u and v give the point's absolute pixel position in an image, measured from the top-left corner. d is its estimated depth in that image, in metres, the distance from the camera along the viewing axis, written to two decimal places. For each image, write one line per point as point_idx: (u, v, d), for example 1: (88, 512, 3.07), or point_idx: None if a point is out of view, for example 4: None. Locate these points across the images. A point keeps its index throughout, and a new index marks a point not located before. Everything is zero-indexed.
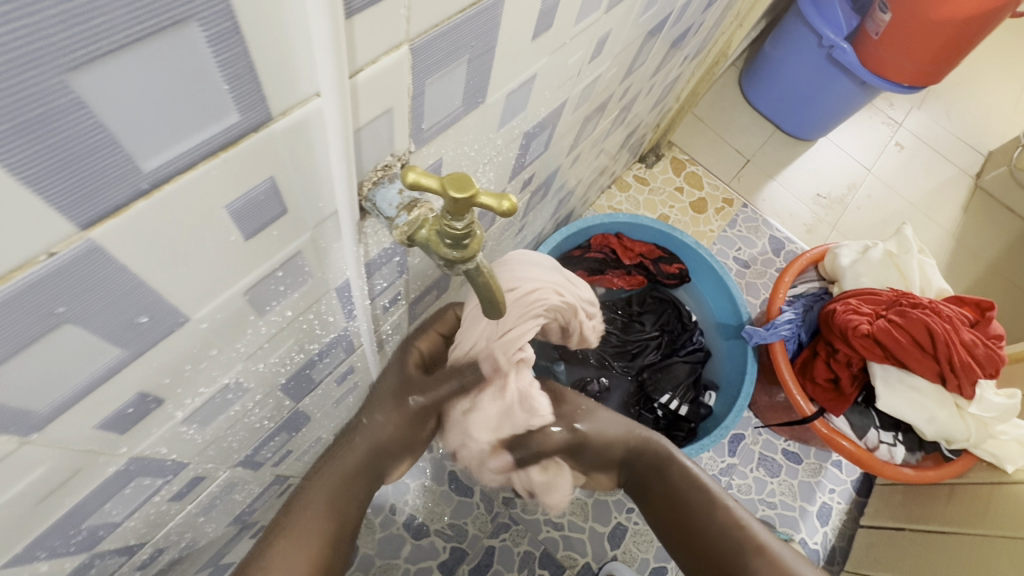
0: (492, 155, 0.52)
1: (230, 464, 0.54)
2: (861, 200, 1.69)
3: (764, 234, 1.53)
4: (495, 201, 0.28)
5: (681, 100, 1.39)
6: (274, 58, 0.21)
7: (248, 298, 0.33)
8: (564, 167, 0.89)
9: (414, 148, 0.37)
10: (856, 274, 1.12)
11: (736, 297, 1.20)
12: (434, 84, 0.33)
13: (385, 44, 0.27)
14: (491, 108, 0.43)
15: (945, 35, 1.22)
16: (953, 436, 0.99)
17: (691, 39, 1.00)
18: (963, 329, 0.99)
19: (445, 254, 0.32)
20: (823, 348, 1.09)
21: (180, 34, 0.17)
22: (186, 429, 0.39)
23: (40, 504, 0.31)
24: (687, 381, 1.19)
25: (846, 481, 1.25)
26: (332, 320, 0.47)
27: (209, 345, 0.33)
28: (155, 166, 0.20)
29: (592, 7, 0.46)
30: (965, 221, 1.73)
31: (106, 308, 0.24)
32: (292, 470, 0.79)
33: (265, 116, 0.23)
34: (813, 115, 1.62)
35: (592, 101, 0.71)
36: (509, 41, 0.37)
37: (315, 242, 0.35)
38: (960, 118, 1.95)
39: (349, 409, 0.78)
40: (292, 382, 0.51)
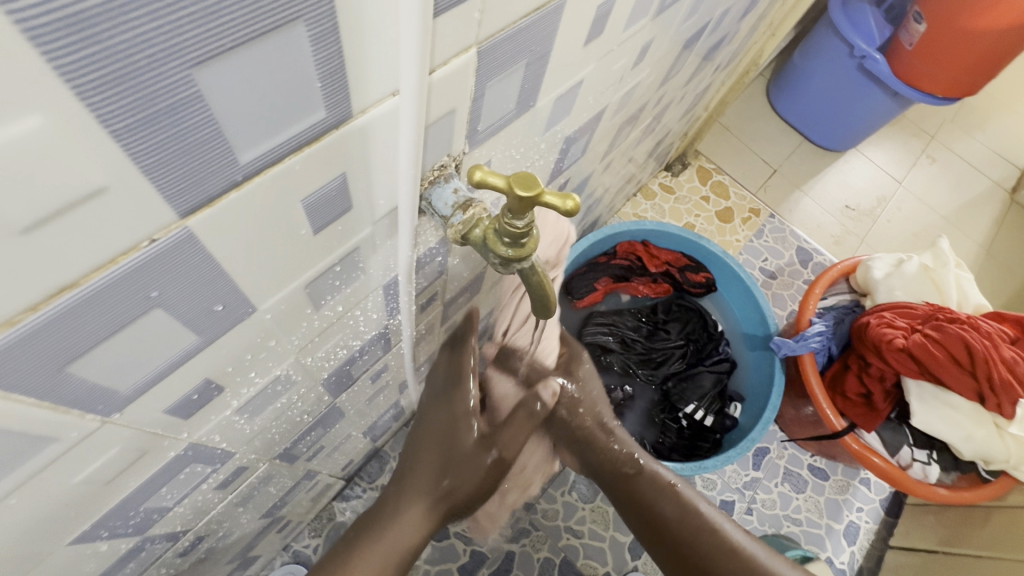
0: (534, 159, 0.53)
1: (270, 456, 0.55)
2: (891, 212, 1.67)
3: (791, 245, 1.51)
4: (559, 200, 0.28)
5: (710, 109, 1.39)
6: (360, 60, 0.22)
7: (308, 292, 0.34)
8: (595, 173, 0.89)
9: (468, 149, 0.37)
10: (890, 287, 1.10)
11: (763, 307, 1.19)
12: (492, 88, 0.34)
13: (457, 47, 0.27)
14: (539, 112, 0.44)
15: (982, 45, 1.21)
16: (991, 456, 0.95)
17: (724, 49, 1.00)
18: (1003, 346, 0.96)
19: (501, 253, 0.32)
20: (855, 361, 1.07)
21: (288, 33, 0.18)
22: (239, 418, 0.40)
23: (108, 484, 0.32)
24: (713, 392, 1.18)
25: (875, 499, 1.22)
26: (375, 316, 0.48)
27: (269, 336, 0.34)
28: (251, 159, 0.21)
29: (639, 14, 0.47)
30: (1000, 237, 1.69)
31: (190, 296, 0.25)
32: (321, 466, 0.80)
33: (346, 114, 0.24)
34: (843, 126, 1.60)
35: (628, 108, 0.71)
36: (563, 45, 0.38)
37: (371, 239, 0.35)
38: (994, 131, 1.91)
39: (378, 407, 0.79)
40: (333, 377, 0.52)
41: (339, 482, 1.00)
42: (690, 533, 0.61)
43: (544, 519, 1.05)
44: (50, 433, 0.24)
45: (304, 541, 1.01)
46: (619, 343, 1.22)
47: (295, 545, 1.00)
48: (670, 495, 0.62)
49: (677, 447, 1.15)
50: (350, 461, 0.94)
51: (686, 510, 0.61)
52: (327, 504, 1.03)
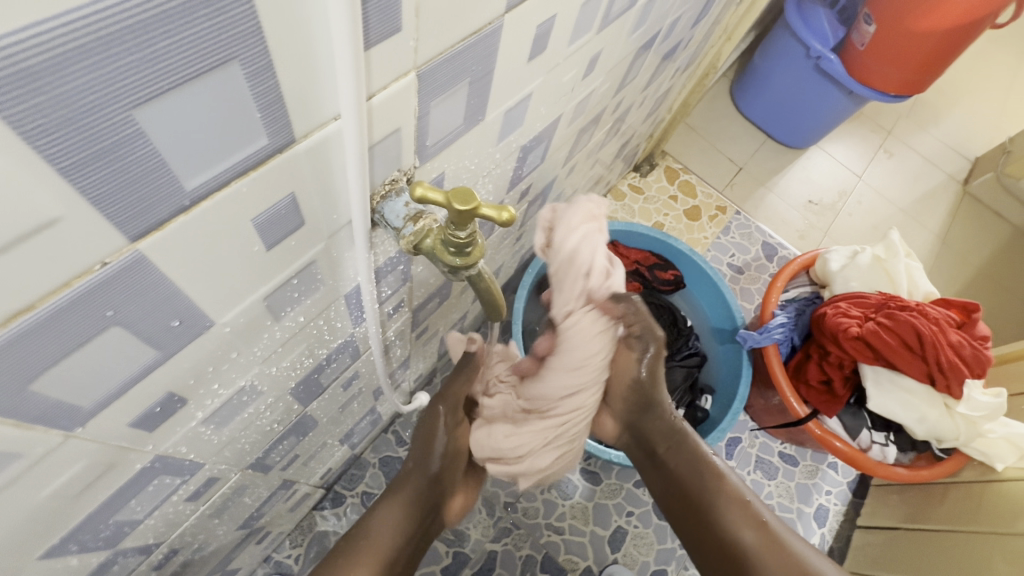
0: (491, 168, 0.55)
1: (242, 466, 0.56)
2: (852, 206, 1.73)
3: (757, 240, 1.57)
4: (496, 212, 0.30)
5: (674, 110, 1.43)
6: (299, 89, 0.24)
7: (267, 304, 0.35)
8: (560, 177, 0.92)
9: (419, 163, 0.39)
10: (846, 278, 1.15)
11: (730, 302, 1.23)
12: (437, 106, 0.36)
13: (395, 72, 0.29)
14: (489, 125, 0.46)
15: (927, 46, 1.27)
16: (943, 435, 1.01)
17: (681, 53, 1.03)
18: (949, 330, 1.01)
19: (449, 262, 0.35)
20: (815, 350, 1.11)
21: (224, 71, 0.20)
22: (205, 429, 0.41)
23: (75, 498, 0.33)
24: (684, 385, 1.22)
25: (842, 482, 1.27)
26: (340, 325, 0.50)
27: (230, 348, 0.36)
28: (197, 184, 0.23)
29: (583, 28, 0.49)
30: (954, 227, 1.78)
31: (147, 313, 0.26)
32: (298, 475, 0.81)
33: (290, 139, 0.26)
34: (802, 124, 1.66)
35: (586, 114, 0.74)
36: (505, 63, 0.40)
37: (328, 252, 0.37)
38: (946, 125, 2.00)
39: (353, 413, 0.81)
40: (301, 386, 0.53)
41: (318, 491, 1.01)
42: (723, 511, 0.63)
43: (525, 517, 1.07)
44: (15, 449, 0.26)
45: (285, 551, 1.02)
46: None
47: (276, 556, 1.01)
48: (717, 480, 0.65)
49: None
50: (328, 469, 0.95)
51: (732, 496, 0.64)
52: (307, 513, 1.04)
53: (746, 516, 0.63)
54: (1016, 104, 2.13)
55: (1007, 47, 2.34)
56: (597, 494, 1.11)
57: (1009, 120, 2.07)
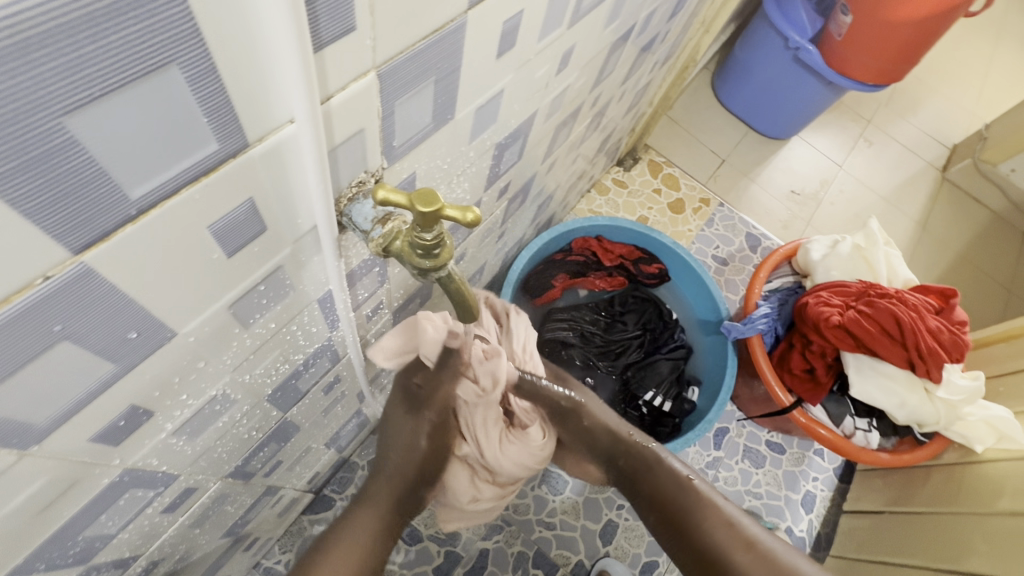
0: (465, 166, 0.54)
1: (222, 475, 0.55)
2: (834, 194, 1.75)
3: (740, 231, 1.58)
4: (460, 212, 0.30)
5: (655, 104, 1.44)
6: (247, 92, 0.23)
7: (233, 312, 0.35)
8: (541, 173, 0.91)
9: (387, 164, 0.39)
10: (827, 267, 1.16)
11: (714, 294, 1.24)
12: (403, 106, 0.36)
13: (353, 72, 0.29)
14: (460, 123, 0.45)
15: (903, 35, 1.28)
16: (924, 420, 1.03)
17: (659, 46, 1.03)
18: (928, 316, 1.03)
19: (418, 263, 0.34)
20: (798, 339, 1.12)
21: (161, 76, 0.20)
22: (176, 440, 0.40)
23: (39, 515, 0.33)
24: (670, 377, 1.22)
25: (829, 468, 1.29)
26: (315, 330, 0.49)
27: (197, 357, 0.35)
28: (143, 193, 0.22)
29: (553, 24, 0.49)
30: (934, 213, 1.80)
31: (99, 326, 0.25)
32: (283, 480, 0.80)
33: (242, 144, 0.25)
34: (783, 115, 1.68)
35: (563, 109, 0.73)
36: (472, 61, 0.40)
37: (294, 257, 0.37)
38: (925, 113, 2.03)
39: (337, 417, 0.80)
40: (279, 392, 0.53)
41: (307, 495, 1.00)
42: (709, 534, 0.62)
43: (516, 514, 1.07)
44: None
45: (274, 557, 1.01)
46: (578, 337, 1.24)
47: (265, 562, 1.00)
48: (697, 502, 0.64)
49: None
50: (316, 473, 0.94)
51: (715, 517, 0.63)
52: (296, 518, 1.03)
53: (732, 536, 0.62)
54: (991, 90, 2.17)
55: (983, 34, 2.37)
56: (587, 489, 1.11)
57: (986, 106, 2.10)
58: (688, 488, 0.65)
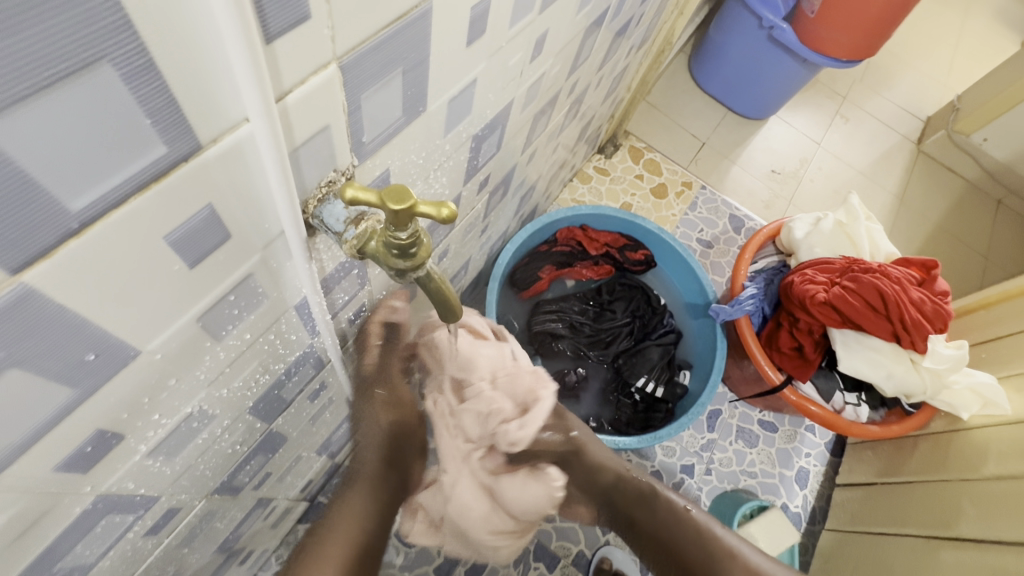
0: (441, 161, 0.53)
1: (207, 492, 0.53)
2: (814, 172, 1.76)
3: (724, 213, 1.58)
4: (434, 209, 0.28)
5: (633, 89, 1.43)
6: (195, 88, 0.22)
7: (202, 324, 0.33)
8: (521, 164, 0.90)
9: (357, 162, 0.37)
10: (810, 245, 1.16)
11: (701, 277, 1.24)
12: (369, 99, 0.34)
13: (311, 65, 0.27)
14: (433, 116, 0.44)
15: (875, 11, 1.29)
16: (911, 390, 1.04)
17: (635, 29, 1.02)
18: (911, 289, 1.04)
19: (394, 264, 0.32)
20: (786, 318, 1.13)
21: (93, 75, 0.18)
22: (153, 461, 0.39)
23: (6, 551, 0.31)
24: (661, 363, 1.21)
25: (820, 443, 1.31)
26: (294, 337, 0.47)
27: (167, 374, 0.33)
28: (84, 205, 0.20)
29: (524, 9, 0.47)
30: (911, 185, 1.82)
31: (51, 349, 0.24)
32: (274, 491, 0.79)
33: (194, 146, 0.23)
34: (760, 94, 1.68)
35: (540, 98, 0.72)
36: (441, 50, 0.38)
37: (265, 264, 0.35)
38: (899, 87, 2.05)
39: (326, 424, 0.78)
40: (261, 403, 0.51)
41: (301, 504, 0.99)
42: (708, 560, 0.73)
43: None
44: None
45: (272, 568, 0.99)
46: (568, 327, 1.24)
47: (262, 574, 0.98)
48: (690, 527, 0.76)
49: (634, 421, 1.18)
50: (309, 482, 0.93)
51: (708, 538, 0.75)
52: (292, 527, 1.02)
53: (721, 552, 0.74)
54: (962, 61, 2.19)
55: (952, 7, 2.40)
56: None
57: (957, 78, 2.13)
58: (681, 515, 0.77)
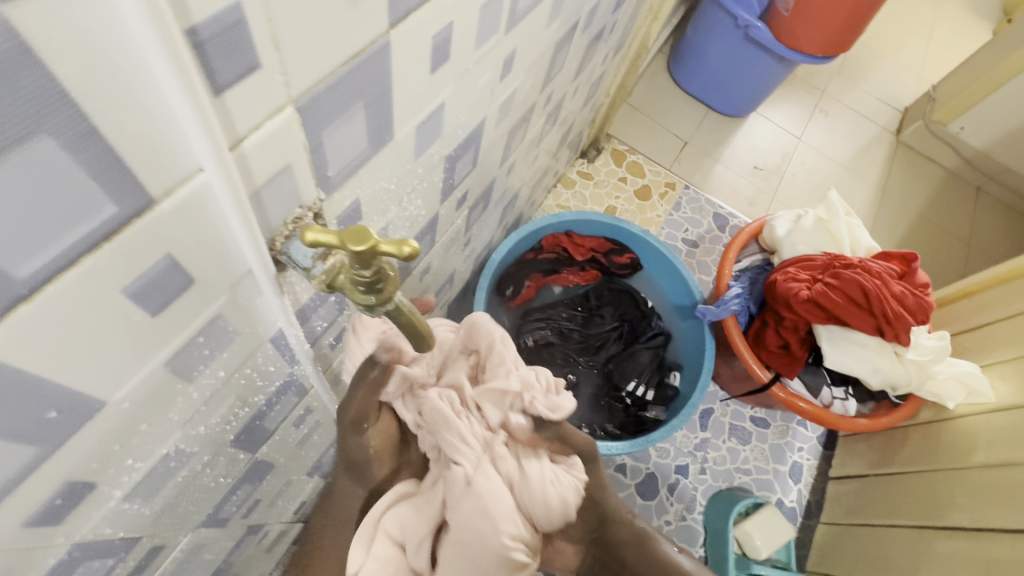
0: (415, 184, 0.53)
1: (193, 527, 0.53)
2: (796, 167, 1.78)
3: (708, 212, 1.60)
4: (396, 246, 0.28)
5: (612, 94, 1.43)
6: (142, 146, 0.21)
7: (171, 368, 0.33)
8: (501, 176, 0.90)
9: (324, 195, 0.37)
10: (793, 242, 1.17)
11: (687, 279, 1.25)
12: (332, 135, 0.34)
13: (265, 110, 0.27)
14: (402, 143, 0.44)
15: (847, 7, 1.31)
16: (897, 382, 1.05)
17: (609, 36, 1.03)
18: (892, 282, 1.05)
19: (362, 300, 0.32)
20: (771, 317, 1.14)
21: (33, 147, 0.18)
22: (131, 504, 0.38)
23: None
24: (651, 366, 1.22)
25: (812, 437, 1.32)
26: (273, 369, 0.47)
27: (138, 421, 0.33)
28: (32, 270, 0.20)
29: (489, 30, 0.47)
30: (892, 176, 1.85)
31: (9, 411, 0.23)
32: (265, 517, 0.78)
33: (147, 201, 0.23)
34: (740, 93, 1.69)
35: (515, 112, 0.72)
36: (404, 79, 0.38)
37: (235, 302, 0.35)
38: (875, 79, 2.07)
39: (315, 446, 0.78)
40: (243, 435, 0.51)
41: (295, 527, 0.98)
42: None
43: None
44: None
45: None
46: (557, 335, 1.24)
47: None
48: None
49: (626, 426, 1.18)
50: (301, 505, 0.92)
51: None
52: (287, 549, 1.01)
53: None
54: (935, 51, 2.23)
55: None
56: None
57: (932, 68, 2.16)
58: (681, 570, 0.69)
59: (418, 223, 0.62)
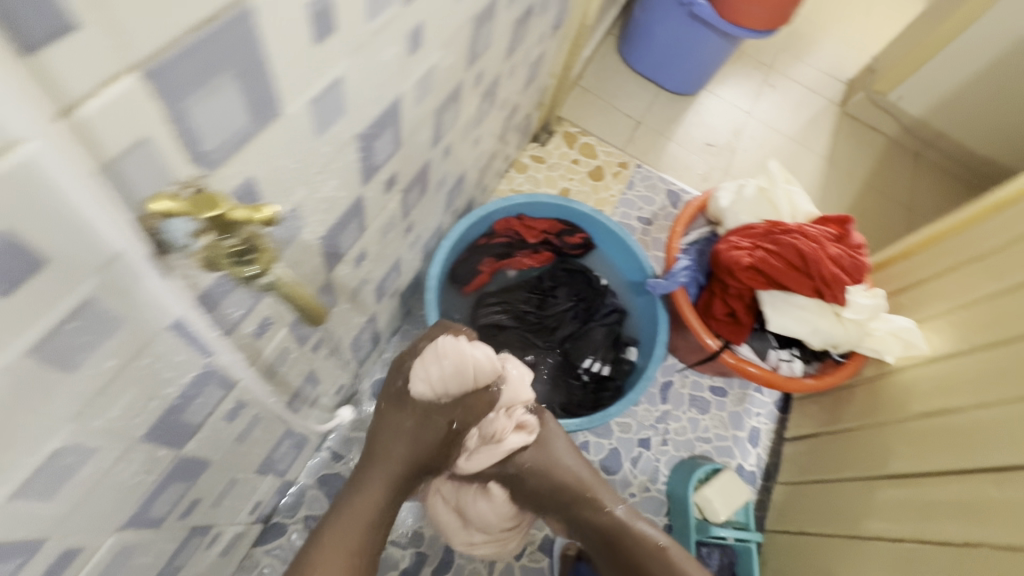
0: (323, 164, 0.52)
1: (116, 528, 0.52)
2: (746, 142, 1.81)
3: (660, 190, 1.62)
4: (247, 211, 0.34)
5: (557, 75, 1.43)
6: None
7: (39, 356, 0.31)
8: (437, 159, 0.89)
9: (205, 171, 0.36)
10: (736, 213, 1.20)
11: (639, 254, 1.27)
12: (198, 106, 0.33)
13: (100, 74, 0.26)
14: (294, 118, 0.43)
15: None
16: (838, 341, 1.09)
17: (541, 14, 1.02)
18: (829, 245, 1.09)
19: (234, 270, 0.37)
20: (718, 286, 1.16)
21: None
22: (22, 504, 0.37)
23: None
24: (606, 342, 1.24)
25: (769, 402, 1.36)
26: (181, 359, 0.46)
27: (6, 413, 0.32)
28: None
29: (384, 1, 0.46)
30: (838, 146, 1.90)
31: None
32: (213, 517, 0.77)
33: None
34: (687, 70, 1.71)
35: (438, 91, 0.71)
36: (282, 49, 0.37)
37: (110, 285, 0.34)
38: (820, 53, 2.12)
39: (259, 442, 0.77)
40: (158, 430, 0.49)
41: (252, 527, 0.97)
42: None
43: None
44: None
45: None
46: (512, 318, 1.24)
47: None
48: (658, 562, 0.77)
49: (584, 402, 1.20)
50: (255, 504, 0.91)
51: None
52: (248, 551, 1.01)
53: None
54: (877, 23, 2.29)
55: None
56: None
57: (873, 40, 2.22)
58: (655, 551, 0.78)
59: (338, 206, 0.60)
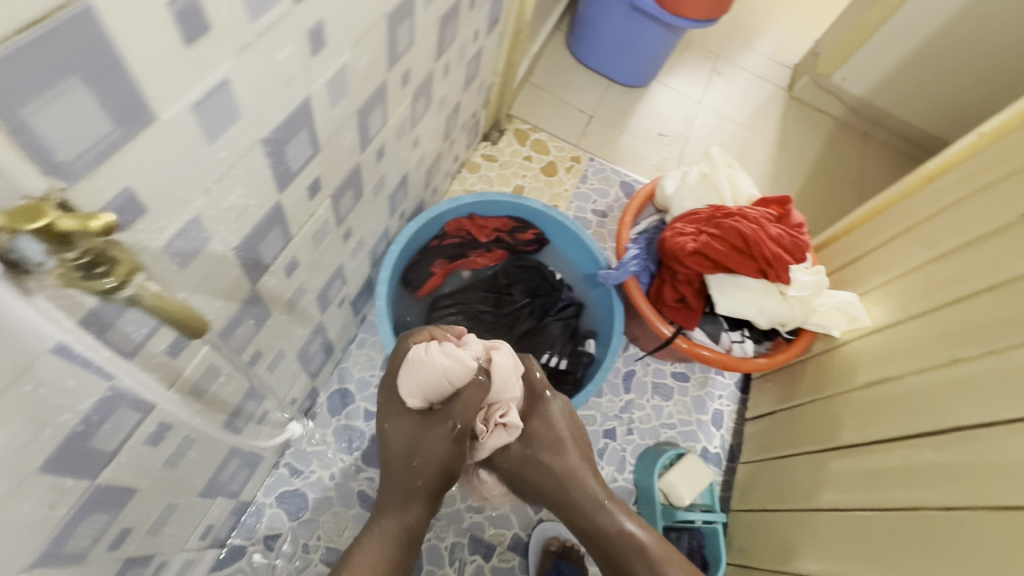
0: (223, 171, 0.50)
1: (24, 566, 0.49)
2: (698, 131, 1.84)
3: (614, 181, 1.63)
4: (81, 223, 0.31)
5: (501, 73, 1.43)
6: None
7: None
8: (371, 162, 0.88)
9: (63, 183, 0.35)
10: (681, 199, 1.22)
11: (591, 246, 1.28)
12: (38, 113, 0.31)
13: None
14: (175, 124, 0.41)
15: None
16: (784, 319, 1.11)
17: (471, 11, 1.02)
18: (769, 226, 1.11)
19: (90, 287, 0.34)
20: (667, 273, 1.18)
21: None
22: None
23: None
24: (563, 336, 1.24)
25: (730, 383, 1.38)
26: (74, 384, 0.44)
27: None
28: None
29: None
30: (787, 130, 1.95)
31: None
32: (154, 546, 0.74)
33: None
34: (634, 62, 1.73)
35: (358, 91, 0.70)
36: (145, 53, 0.36)
37: None
38: (765, 40, 2.17)
39: (198, 464, 0.75)
40: (61, 459, 0.47)
41: (207, 552, 0.94)
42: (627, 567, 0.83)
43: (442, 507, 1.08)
44: None
45: None
46: (468, 319, 1.23)
47: None
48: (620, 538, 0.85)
49: None
50: (205, 528, 0.88)
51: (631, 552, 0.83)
52: None
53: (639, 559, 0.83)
54: (820, 9, 2.35)
55: None
56: None
57: (816, 25, 2.28)
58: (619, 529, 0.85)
59: (251, 214, 0.59)
